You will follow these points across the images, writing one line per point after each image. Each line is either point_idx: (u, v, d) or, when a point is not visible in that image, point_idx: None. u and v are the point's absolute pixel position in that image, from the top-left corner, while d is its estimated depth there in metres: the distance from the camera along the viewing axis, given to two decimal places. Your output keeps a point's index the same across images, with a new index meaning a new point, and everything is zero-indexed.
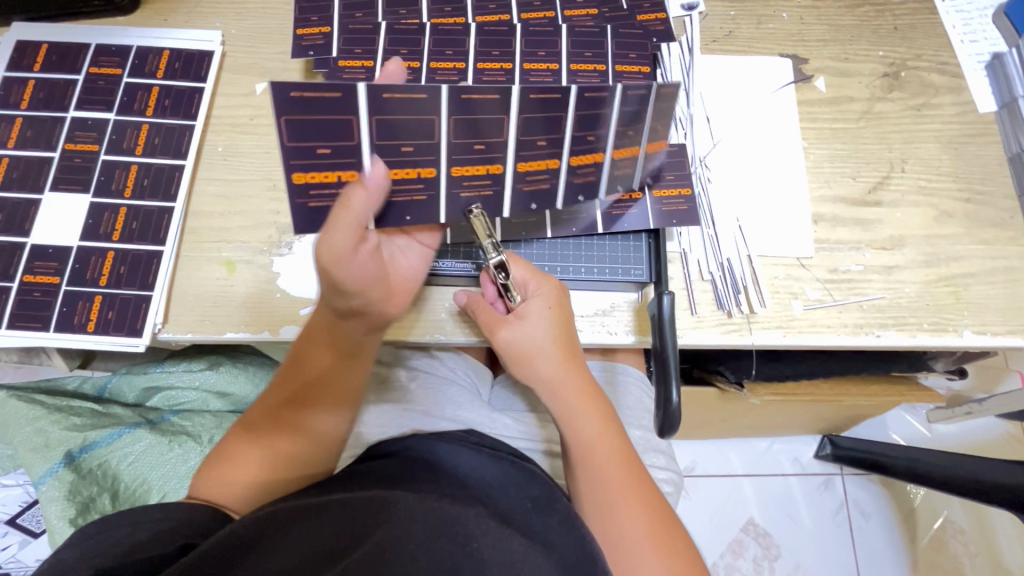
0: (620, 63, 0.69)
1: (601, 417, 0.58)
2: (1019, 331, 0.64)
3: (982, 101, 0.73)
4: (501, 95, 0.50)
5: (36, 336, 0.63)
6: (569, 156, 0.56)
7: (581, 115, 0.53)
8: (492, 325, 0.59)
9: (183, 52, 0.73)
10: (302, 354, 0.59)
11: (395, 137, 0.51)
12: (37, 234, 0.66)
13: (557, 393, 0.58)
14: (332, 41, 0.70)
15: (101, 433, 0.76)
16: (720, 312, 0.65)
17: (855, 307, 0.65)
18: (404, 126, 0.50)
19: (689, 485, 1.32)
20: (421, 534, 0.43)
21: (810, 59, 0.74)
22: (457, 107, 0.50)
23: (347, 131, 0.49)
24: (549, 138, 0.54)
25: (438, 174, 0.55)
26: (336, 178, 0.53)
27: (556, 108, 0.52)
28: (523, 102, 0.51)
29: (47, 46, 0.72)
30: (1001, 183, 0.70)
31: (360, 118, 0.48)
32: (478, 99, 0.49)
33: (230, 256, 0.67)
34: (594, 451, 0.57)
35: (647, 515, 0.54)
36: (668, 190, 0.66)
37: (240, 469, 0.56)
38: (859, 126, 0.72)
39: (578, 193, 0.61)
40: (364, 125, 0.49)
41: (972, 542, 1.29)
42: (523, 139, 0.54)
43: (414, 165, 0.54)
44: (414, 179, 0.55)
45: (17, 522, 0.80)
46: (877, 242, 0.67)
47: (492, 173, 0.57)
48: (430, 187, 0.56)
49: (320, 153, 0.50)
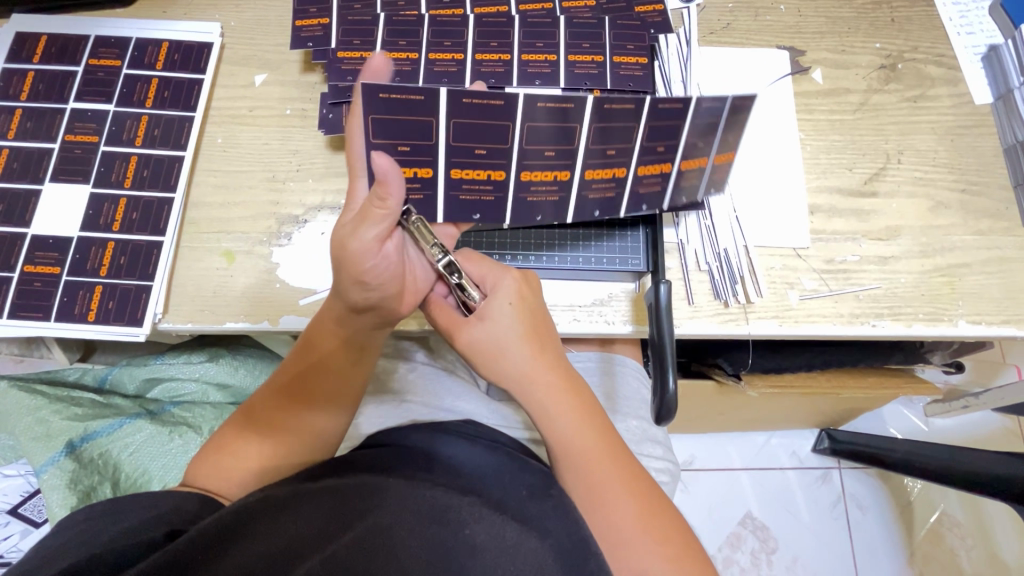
0: (618, 54, 0.70)
1: (575, 407, 0.56)
2: (1013, 321, 0.65)
3: (978, 93, 0.74)
4: (577, 104, 0.56)
5: (37, 326, 0.64)
6: (637, 164, 0.61)
7: (651, 125, 0.58)
8: (452, 326, 0.58)
9: (182, 44, 0.73)
10: (310, 345, 0.60)
11: (472, 141, 0.58)
12: (39, 225, 0.66)
13: (528, 390, 0.57)
14: (330, 32, 0.70)
15: (102, 423, 0.77)
16: (717, 302, 0.65)
17: (851, 297, 0.65)
18: (480, 130, 0.57)
19: (687, 477, 1.33)
20: (412, 523, 0.43)
21: (807, 51, 0.75)
22: (532, 113, 0.56)
23: (427, 132, 0.56)
24: (617, 147, 0.60)
25: (507, 178, 0.61)
26: (413, 175, 0.59)
27: (626, 118, 0.58)
28: (596, 111, 0.57)
29: (47, 38, 0.72)
30: (996, 174, 0.70)
31: (440, 120, 0.56)
32: (555, 107, 0.56)
33: (229, 246, 0.67)
34: (570, 446, 0.55)
35: (636, 500, 0.54)
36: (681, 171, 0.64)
37: (237, 458, 0.56)
38: (856, 117, 0.72)
39: (642, 202, 0.64)
40: (443, 126, 0.56)
41: (968, 534, 1.29)
42: (590, 147, 0.59)
43: (485, 167, 0.60)
44: (480, 183, 0.61)
45: (18, 511, 0.80)
46: (873, 232, 0.68)
47: (555, 180, 0.61)
48: (499, 190, 0.61)
49: (401, 150, 0.57)
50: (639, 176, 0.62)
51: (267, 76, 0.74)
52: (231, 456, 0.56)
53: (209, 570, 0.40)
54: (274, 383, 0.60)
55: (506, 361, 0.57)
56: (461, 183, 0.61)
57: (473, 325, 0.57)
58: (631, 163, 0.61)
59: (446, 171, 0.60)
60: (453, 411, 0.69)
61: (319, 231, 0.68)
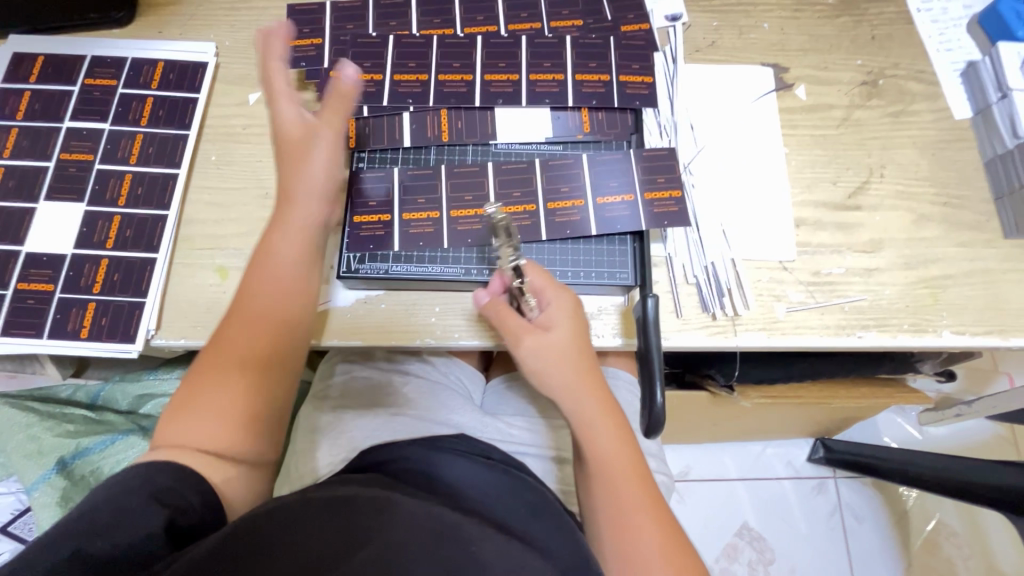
0: (624, 74, 0.71)
1: (613, 424, 0.58)
2: (996, 332, 0.66)
3: (957, 108, 0.75)
4: (529, 163, 0.69)
5: (29, 343, 0.64)
6: (595, 196, 0.67)
7: (598, 167, 0.68)
8: (516, 332, 0.59)
9: (177, 64, 0.75)
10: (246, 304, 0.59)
11: (463, 192, 0.68)
12: (33, 242, 0.67)
13: (574, 405, 0.58)
14: (323, 52, 0.72)
15: (93, 439, 0.77)
16: (705, 314, 0.66)
17: (837, 309, 0.66)
18: (468, 185, 0.68)
19: (683, 489, 1.33)
20: (425, 537, 0.45)
21: (790, 67, 0.76)
22: (500, 173, 0.68)
23: (429, 187, 0.68)
24: (571, 184, 0.67)
25: (490, 214, 0.67)
26: (380, 219, 0.67)
27: (576, 167, 0.68)
28: (547, 167, 0.68)
29: (43, 58, 0.74)
30: (977, 187, 0.72)
31: (440, 180, 0.68)
32: (516, 167, 0.68)
33: (222, 263, 0.68)
34: (607, 464, 0.56)
35: (660, 525, 0.55)
36: (658, 194, 0.67)
37: (210, 423, 0.54)
38: (839, 132, 0.74)
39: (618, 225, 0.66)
40: (442, 185, 0.68)
41: (964, 543, 1.29)
42: (551, 188, 0.68)
43: (472, 208, 0.67)
44: (427, 219, 0.67)
45: (8, 530, 0.80)
46: (858, 245, 0.69)
47: (528, 211, 0.67)
48: (486, 224, 0.67)
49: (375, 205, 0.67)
50: (606, 206, 0.67)
51: (261, 95, 0.75)
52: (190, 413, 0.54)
53: None
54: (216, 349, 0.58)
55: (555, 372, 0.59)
56: (410, 223, 0.67)
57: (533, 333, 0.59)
58: (590, 195, 0.67)
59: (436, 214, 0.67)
60: (449, 424, 0.71)
61: None
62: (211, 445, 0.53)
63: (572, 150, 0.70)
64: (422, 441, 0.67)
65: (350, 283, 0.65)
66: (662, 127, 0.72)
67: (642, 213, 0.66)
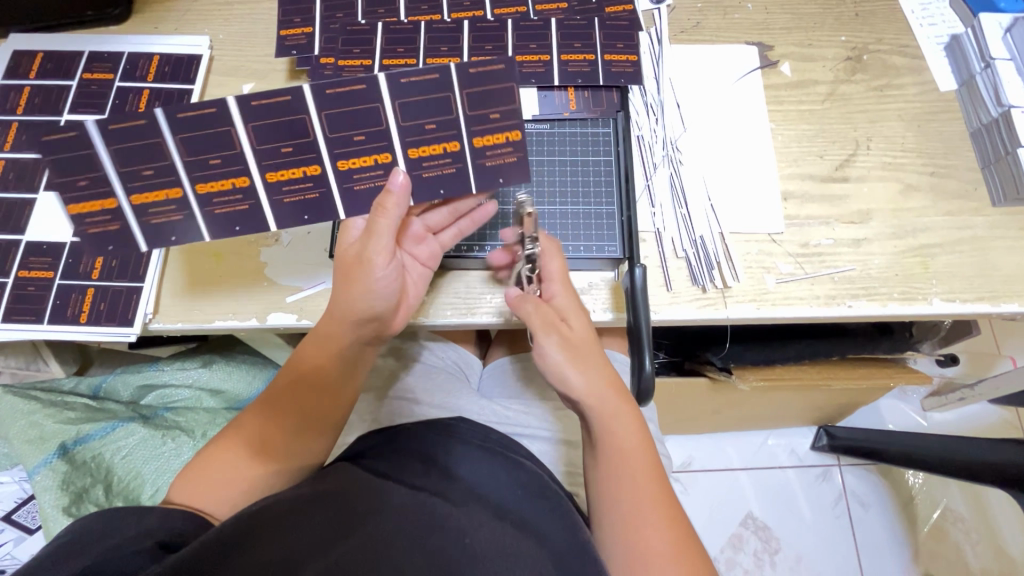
0: (609, 53, 0.72)
1: (634, 418, 0.58)
2: (987, 298, 0.66)
3: (942, 80, 0.76)
4: (372, 84, 0.52)
5: (30, 328, 0.65)
6: (470, 136, 0.56)
7: (466, 93, 0.54)
8: (535, 318, 0.60)
9: (172, 57, 0.76)
10: (290, 380, 0.62)
11: (274, 140, 0.54)
12: (33, 231, 0.68)
13: (597, 395, 0.58)
14: (314, 40, 0.74)
15: (94, 426, 0.79)
16: (695, 288, 0.66)
17: (827, 279, 0.67)
18: (278, 128, 0.54)
19: (686, 479, 1.32)
20: (414, 532, 0.50)
21: (774, 46, 0.77)
22: (326, 101, 0.53)
23: (229, 141, 0.53)
24: (438, 120, 0.55)
25: (325, 171, 0.57)
26: (232, 186, 0.56)
27: (437, 90, 0.53)
28: (394, 87, 0.53)
29: (42, 55, 0.75)
30: (964, 157, 0.72)
31: (238, 127, 0.53)
32: (344, 92, 0.52)
33: (218, 247, 0.69)
34: (625, 457, 0.56)
35: (671, 525, 0.54)
36: (490, 137, 0.57)
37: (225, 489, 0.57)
38: (824, 107, 0.74)
39: (497, 176, 0.59)
40: (242, 134, 0.53)
41: (973, 529, 1.27)
42: (405, 124, 0.55)
43: (298, 163, 0.56)
44: (228, 190, 0.57)
45: (12, 518, 0.81)
46: (846, 216, 0.70)
47: (382, 163, 0.58)
48: (320, 185, 0.58)
49: (213, 163, 0.55)
50: (481, 147, 0.57)
51: (254, 85, 0.76)
52: (217, 482, 0.57)
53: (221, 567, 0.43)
54: (248, 425, 0.62)
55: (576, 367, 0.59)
56: (281, 185, 0.58)
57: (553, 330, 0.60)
58: (394, 150, 0.57)
59: (261, 175, 0.57)
60: (444, 407, 0.72)
61: (306, 229, 0.69)
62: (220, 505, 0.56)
63: (558, 126, 0.71)
64: (420, 426, 0.68)
65: None
66: (649, 107, 0.74)
67: (471, 167, 0.58)
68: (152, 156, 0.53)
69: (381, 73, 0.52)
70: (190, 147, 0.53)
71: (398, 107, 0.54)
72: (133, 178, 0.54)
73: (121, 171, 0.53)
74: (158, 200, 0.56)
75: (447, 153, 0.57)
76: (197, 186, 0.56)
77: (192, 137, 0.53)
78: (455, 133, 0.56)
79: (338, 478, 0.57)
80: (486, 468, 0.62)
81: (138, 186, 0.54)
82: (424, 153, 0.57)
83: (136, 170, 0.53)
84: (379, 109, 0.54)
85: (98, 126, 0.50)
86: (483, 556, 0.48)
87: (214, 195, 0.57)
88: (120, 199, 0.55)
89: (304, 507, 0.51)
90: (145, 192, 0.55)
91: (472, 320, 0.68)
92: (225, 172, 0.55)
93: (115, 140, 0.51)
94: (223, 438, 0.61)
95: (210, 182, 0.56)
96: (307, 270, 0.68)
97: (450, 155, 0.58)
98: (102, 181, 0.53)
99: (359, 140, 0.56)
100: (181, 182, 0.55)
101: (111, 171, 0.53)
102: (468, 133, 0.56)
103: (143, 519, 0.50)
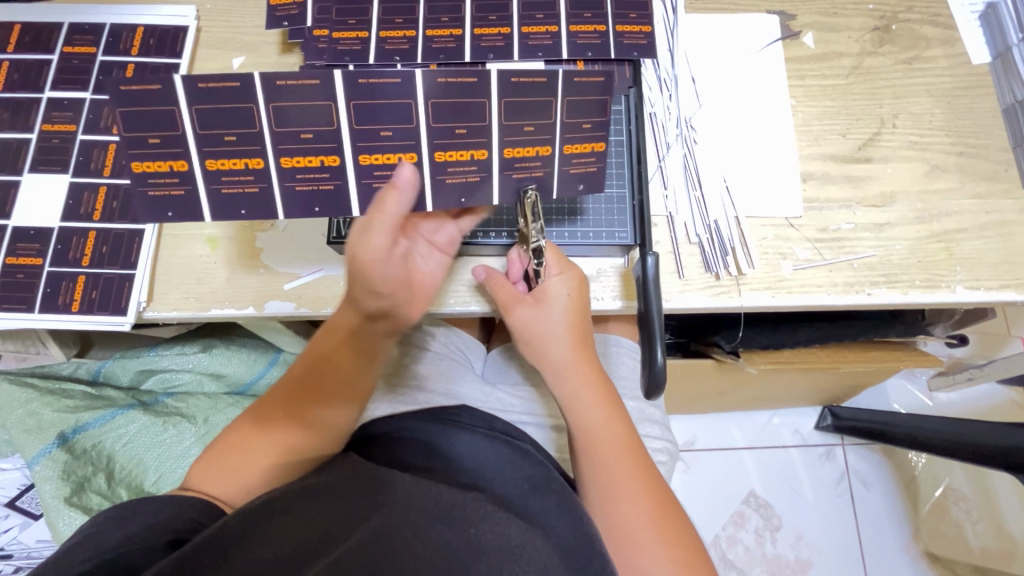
0: (621, 23, 0.68)
1: (602, 403, 0.58)
2: (1013, 286, 0.63)
3: (975, 53, 0.71)
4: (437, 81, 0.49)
5: (22, 318, 0.63)
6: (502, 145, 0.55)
7: None
8: (507, 303, 0.60)
9: (157, 28, 0.72)
10: (311, 371, 0.60)
11: (376, 122, 0.52)
12: (18, 216, 0.66)
13: (564, 380, 0.59)
14: (307, 9, 0.70)
15: (93, 414, 0.78)
16: (708, 275, 0.64)
17: (846, 266, 0.64)
18: (382, 110, 0.51)
19: (689, 459, 1.32)
20: (416, 523, 0.48)
21: (797, 15, 0.72)
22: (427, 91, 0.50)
23: (327, 116, 0.51)
24: (538, 122, 0.54)
25: (421, 160, 0.54)
26: (320, 164, 0.53)
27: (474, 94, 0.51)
28: (505, 84, 0.51)
29: (20, 27, 0.71)
30: (995, 135, 0.68)
31: (339, 102, 0.50)
32: (378, 84, 0.49)
33: (212, 232, 0.66)
34: (596, 441, 0.57)
35: (652, 504, 0.55)
36: (580, 146, 0.56)
37: (238, 481, 0.56)
38: (849, 81, 0.70)
39: (578, 182, 0.59)
40: (342, 111, 0.50)
41: (975, 508, 1.26)
42: (506, 124, 0.53)
43: (394, 150, 0.53)
44: (320, 171, 0.54)
45: (17, 504, 0.82)
46: (867, 199, 0.66)
47: (477, 159, 0.55)
48: (412, 174, 0.55)
49: (304, 138, 0.52)
50: (570, 153, 0.56)
51: (245, 59, 0.72)
52: (240, 466, 0.57)
53: (221, 563, 0.43)
54: (267, 409, 0.61)
55: (547, 350, 0.59)
56: (372, 168, 0.54)
57: (534, 324, 0.60)
58: (495, 143, 0.54)
59: (353, 157, 0.53)
60: (449, 394, 0.69)
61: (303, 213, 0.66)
62: (231, 494, 0.56)
63: None
64: (425, 415, 0.66)
65: (339, 251, 0.64)
66: (662, 82, 0.70)
67: (557, 170, 0.57)
68: (154, 124, 0.49)
69: (495, 69, 0.50)
70: (283, 119, 0.50)
71: (504, 105, 0.52)
72: (214, 143, 0.51)
73: (201, 134, 0.50)
74: (235, 167, 0.53)
75: (539, 154, 0.56)
76: (281, 159, 0.53)
77: (284, 108, 0.50)
78: (499, 138, 0.54)
79: (341, 469, 0.56)
80: (490, 458, 0.61)
81: (213, 151, 0.52)
82: (518, 153, 0.55)
83: (221, 134, 0.51)
84: (483, 104, 0.52)
85: (187, 82, 0.47)
86: (488, 550, 0.47)
87: (298, 170, 0.54)
88: (195, 161, 0.52)
89: (300, 500, 0.50)
90: (221, 159, 0.52)
91: (478, 308, 0.65)
92: (313, 149, 0.53)
93: (201, 101, 0.48)
94: (241, 424, 0.61)
95: (296, 156, 0.53)
96: (306, 256, 0.66)
97: (541, 159, 0.56)
98: (177, 141, 0.51)
99: (459, 134, 0.53)
100: (264, 152, 0.52)
101: (192, 132, 0.50)
102: (502, 142, 0.54)
103: (143, 515, 0.50)
